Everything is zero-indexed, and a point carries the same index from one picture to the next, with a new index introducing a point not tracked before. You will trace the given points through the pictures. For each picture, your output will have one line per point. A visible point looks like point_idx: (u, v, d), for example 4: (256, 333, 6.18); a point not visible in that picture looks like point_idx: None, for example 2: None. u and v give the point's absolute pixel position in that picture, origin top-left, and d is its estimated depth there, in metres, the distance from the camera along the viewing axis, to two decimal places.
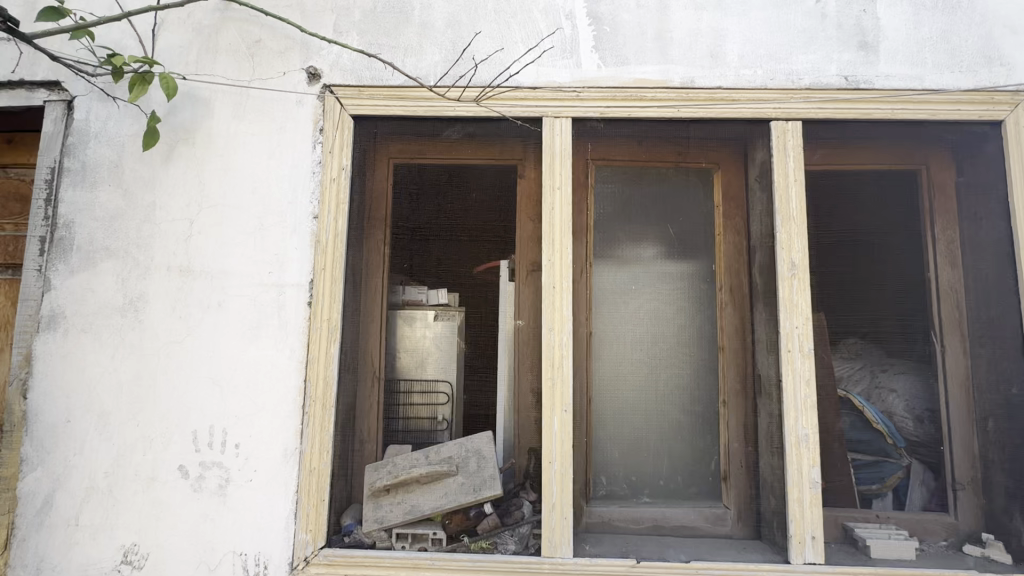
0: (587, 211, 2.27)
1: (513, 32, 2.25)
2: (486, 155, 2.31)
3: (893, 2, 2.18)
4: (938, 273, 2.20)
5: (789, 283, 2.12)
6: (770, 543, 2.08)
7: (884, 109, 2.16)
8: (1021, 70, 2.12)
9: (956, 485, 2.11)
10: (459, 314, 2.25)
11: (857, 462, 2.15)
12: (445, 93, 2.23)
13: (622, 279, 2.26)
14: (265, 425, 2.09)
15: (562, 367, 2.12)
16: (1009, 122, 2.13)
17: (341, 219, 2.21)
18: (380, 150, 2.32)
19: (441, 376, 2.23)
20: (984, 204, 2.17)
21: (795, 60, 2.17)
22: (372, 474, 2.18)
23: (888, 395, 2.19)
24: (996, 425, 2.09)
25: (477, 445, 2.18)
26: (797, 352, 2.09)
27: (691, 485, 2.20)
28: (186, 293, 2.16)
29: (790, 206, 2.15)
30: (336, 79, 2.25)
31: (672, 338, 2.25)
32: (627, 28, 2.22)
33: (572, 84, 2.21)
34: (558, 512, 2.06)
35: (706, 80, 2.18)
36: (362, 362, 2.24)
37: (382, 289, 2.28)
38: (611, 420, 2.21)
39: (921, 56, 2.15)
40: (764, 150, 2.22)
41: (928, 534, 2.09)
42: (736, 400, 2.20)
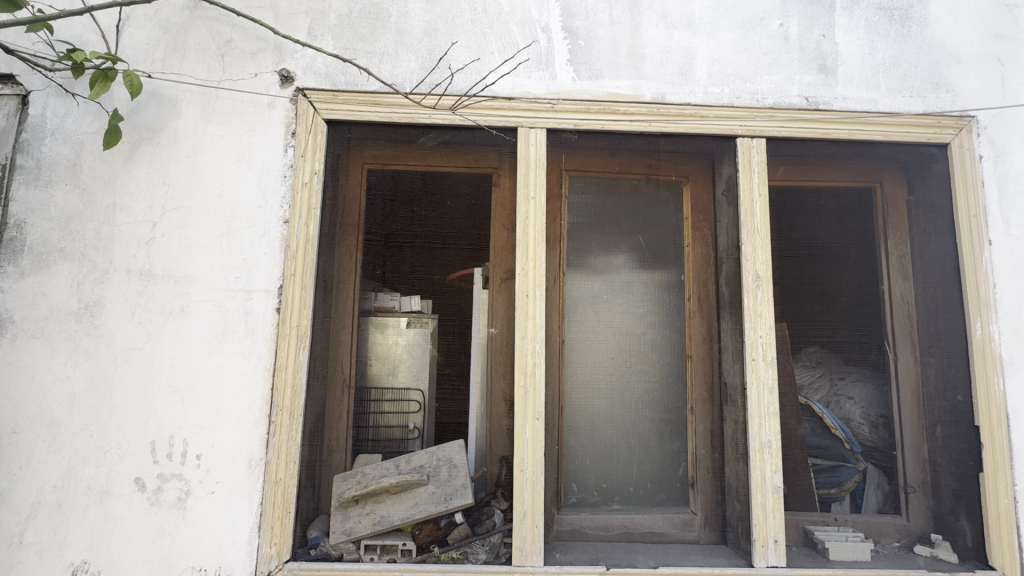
0: (561, 220, 2.30)
1: (489, 43, 2.27)
2: (462, 163, 2.32)
3: (850, 28, 2.30)
4: (892, 285, 2.31)
5: (753, 293, 2.19)
6: (734, 548, 2.14)
7: (842, 129, 2.27)
8: (964, 97, 2.26)
9: (908, 488, 2.22)
10: (432, 322, 2.26)
11: (816, 466, 2.24)
12: (421, 101, 2.24)
13: (594, 288, 2.30)
14: (228, 434, 2.03)
15: (534, 375, 2.13)
16: (954, 145, 2.27)
17: (313, 223, 2.18)
18: (354, 156, 2.30)
19: (413, 385, 2.23)
20: (933, 220, 2.29)
21: (759, 80, 2.27)
22: (340, 484, 2.13)
23: (846, 402, 2.30)
24: (944, 431, 2.19)
25: (448, 453, 2.17)
26: (762, 360, 2.16)
27: (660, 491, 2.24)
28: (147, 297, 2.09)
29: (755, 220, 2.23)
30: (310, 83, 2.23)
31: (642, 347, 2.29)
32: (601, 43, 2.27)
33: (547, 96, 2.25)
34: (529, 520, 2.07)
35: (676, 96, 2.25)
36: (332, 369, 2.20)
37: (354, 296, 2.25)
38: (583, 428, 2.23)
39: (875, 80, 2.27)
40: (731, 165, 2.30)
41: (882, 535, 2.19)
42: (703, 408, 2.26)
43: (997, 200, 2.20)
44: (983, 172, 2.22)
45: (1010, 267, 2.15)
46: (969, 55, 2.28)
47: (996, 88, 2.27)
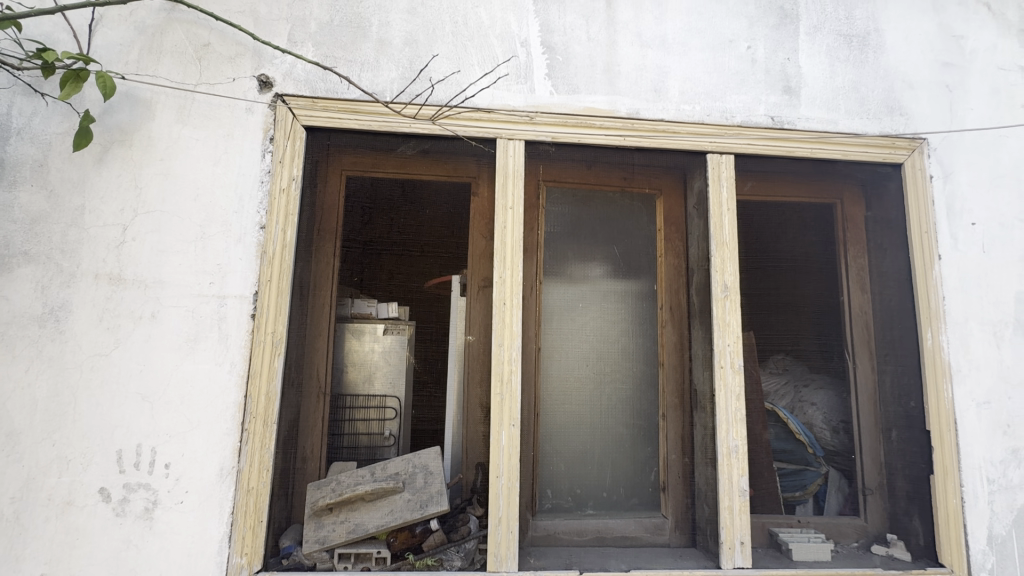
0: (538, 229, 2.35)
1: (469, 55, 2.31)
2: (442, 172, 2.35)
3: (813, 52, 2.42)
4: (851, 296, 2.43)
5: (722, 303, 2.28)
6: (703, 550, 2.20)
7: (805, 148, 2.38)
8: (916, 120, 2.40)
9: (866, 490, 2.32)
10: (408, 328, 2.28)
11: (781, 470, 2.33)
12: (401, 110, 2.26)
13: (570, 296, 2.35)
14: (199, 442, 2.00)
15: (510, 382, 2.16)
16: (908, 165, 2.40)
17: (290, 229, 2.17)
18: (333, 163, 2.31)
19: (390, 392, 2.23)
20: (889, 236, 2.42)
21: (728, 99, 2.37)
22: (315, 492, 2.12)
23: (809, 407, 2.40)
24: (898, 435, 2.30)
25: (425, 460, 2.17)
26: (729, 368, 2.25)
27: (632, 496, 2.29)
28: (116, 302, 2.05)
29: (724, 233, 2.32)
30: (289, 89, 2.23)
31: (615, 354, 2.35)
32: (578, 59, 2.34)
33: (525, 109, 2.30)
34: (505, 525, 2.09)
35: (650, 112, 2.33)
36: (308, 376, 2.19)
37: (330, 302, 2.25)
38: (557, 434, 2.27)
39: (835, 102, 2.40)
40: (702, 180, 2.39)
41: (842, 536, 2.29)
42: (674, 414, 2.32)
43: (946, 217, 2.34)
44: (933, 191, 2.36)
45: (957, 281, 2.29)
46: (921, 82, 2.43)
47: (945, 112, 2.42)
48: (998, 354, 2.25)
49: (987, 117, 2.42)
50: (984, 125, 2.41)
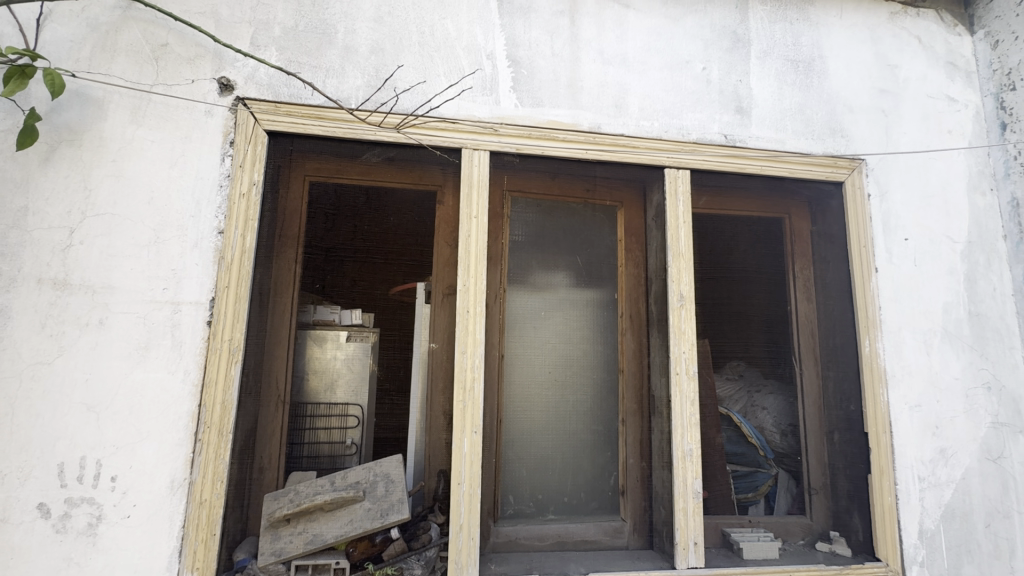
0: (503, 238, 2.39)
1: (435, 66, 2.34)
2: (408, 180, 2.36)
3: (764, 75, 2.56)
4: (798, 305, 2.56)
5: (677, 312, 2.36)
6: (659, 551, 2.28)
7: (756, 165, 2.51)
8: (856, 142, 2.57)
9: (812, 490, 2.44)
10: (373, 335, 2.26)
11: (735, 472, 2.42)
12: (366, 118, 2.26)
13: (533, 304, 2.39)
14: (148, 454, 1.93)
15: (472, 389, 2.17)
16: (848, 184, 2.56)
17: (249, 235, 2.13)
18: (295, 167, 2.29)
19: (352, 400, 2.20)
20: (832, 250, 2.57)
21: (685, 116, 2.47)
22: (271, 503, 2.07)
23: (760, 411, 2.51)
24: (840, 437, 2.44)
25: (386, 468, 2.15)
26: (685, 374, 2.33)
27: (592, 500, 2.34)
28: (61, 308, 1.96)
29: (680, 244, 2.42)
30: (251, 92, 2.20)
31: (576, 361, 2.40)
32: (543, 73, 2.40)
33: (491, 120, 2.34)
34: (466, 532, 2.10)
35: (611, 127, 2.41)
36: (266, 385, 2.15)
37: (292, 309, 2.22)
38: (520, 440, 2.30)
39: (784, 123, 2.54)
40: (660, 193, 2.48)
41: (789, 534, 2.40)
42: (633, 419, 2.38)
43: (882, 233, 2.50)
44: (871, 208, 2.52)
45: (892, 292, 2.45)
46: (860, 106, 2.60)
47: (881, 135, 2.59)
48: (928, 361, 2.42)
49: (918, 141, 2.61)
50: (916, 148, 2.60)
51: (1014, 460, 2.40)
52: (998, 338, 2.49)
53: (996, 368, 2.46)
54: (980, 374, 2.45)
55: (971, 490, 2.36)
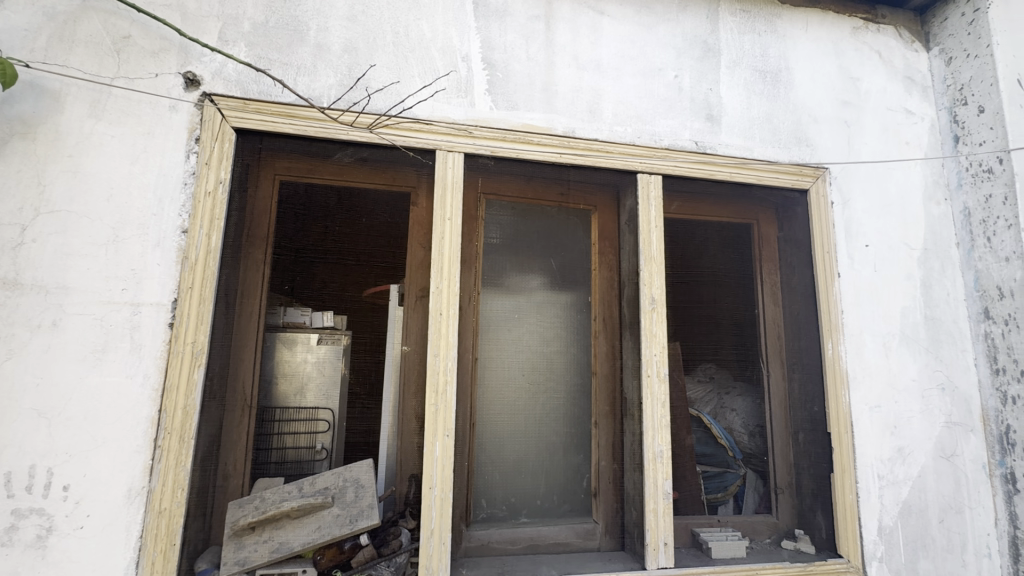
0: (477, 241, 2.38)
1: (409, 66, 2.32)
2: (380, 181, 2.33)
3: (733, 84, 2.62)
4: (766, 308, 2.63)
5: (649, 315, 2.39)
6: (630, 552, 2.30)
7: (725, 172, 2.57)
8: (820, 151, 2.66)
9: (777, 489, 2.50)
10: (345, 338, 2.24)
11: (705, 473, 2.46)
12: (338, 117, 2.22)
13: (507, 307, 2.39)
14: (104, 461, 1.85)
15: (444, 393, 2.16)
16: (813, 192, 2.64)
17: (215, 234, 2.07)
18: (265, 166, 2.24)
19: (323, 404, 2.16)
20: (797, 255, 2.64)
21: (657, 123, 2.51)
22: (235, 511, 2.00)
23: (730, 413, 2.56)
24: (805, 437, 2.51)
25: (356, 473, 2.10)
26: (656, 376, 2.36)
27: (564, 502, 2.35)
28: (10, 309, 1.86)
29: (651, 249, 2.45)
30: (218, 88, 2.14)
31: (550, 364, 2.41)
32: (518, 77, 2.40)
33: (465, 122, 2.33)
34: (437, 537, 2.08)
35: (585, 131, 2.43)
36: (232, 389, 2.09)
37: (260, 310, 2.16)
38: (493, 443, 2.30)
39: (752, 131, 2.61)
40: (633, 198, 2.51)
41: (756, 533, 2.45)
42: (606, 421, 2.40)
43: (844, 240, 2.59)
44: (834, 215, 2.61)
45: (854, 297, 2.54)
46: (824, 117, 2.69)
47: (844, 145, 2.69)
48: (887, 363, 2.51)
49: (878, 151, 2.71)
50: (876, 158, 2.70)
51: (966, 458, 2.51)
52: (951, 341, 2.60)
53: (949, 370, 2.57)
54: (935, 376, 2.55)
55: (926, 487, 2.45)
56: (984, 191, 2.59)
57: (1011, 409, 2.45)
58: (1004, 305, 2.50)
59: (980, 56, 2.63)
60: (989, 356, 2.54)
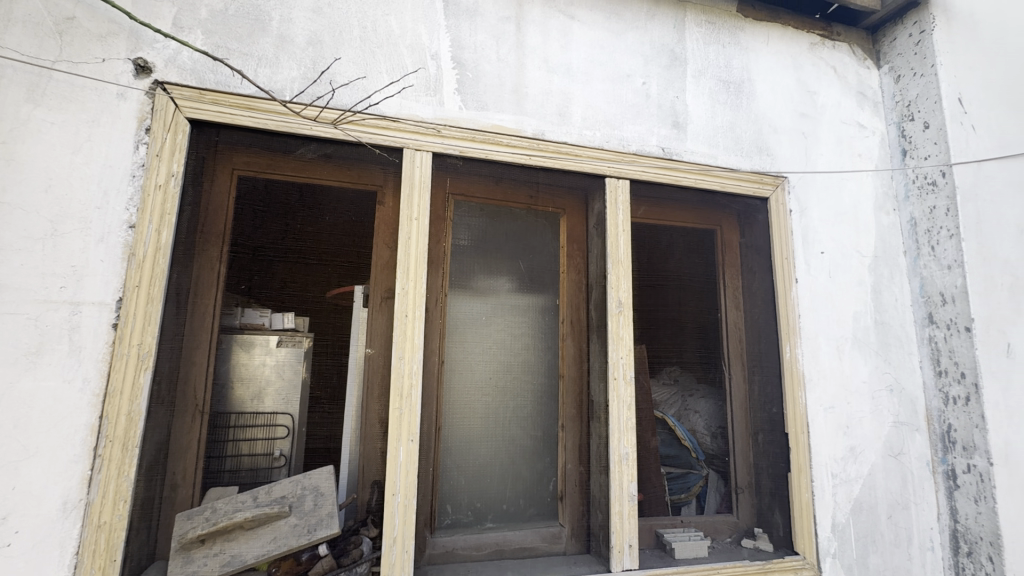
0: (444, 242, 2.34)
1: (377, 62, 2.27)
2: (345, 179, 2.27)
3: (698, 93, 2.69)
4: (728, 312, 2.70)
5: (616, 317, 2.41)
6: (596, 555, 2.30)
7: (690, 178, 2.62)
8: (779, 161, 2.75)
9: (738, 489, 2.56)
10: (307, 340, 2.12)
11: (669, 474, 2.50)
12: (301, 111, 2.14)
13: (475, 309, 2.37)
14: (37, 473, 1.70)
15: (409, 396, 2.10)
16: (773, 200, 2.73)
17: (165, 230, 1.96)
18: (222, 160, 2.14)
19: (282, 409, 2.05)
20: (757, 261, 2.72)
21: (625, 128, 2.55)
22: (184, 523, 1.88)
23: (693, 415, 2.61)
24: (764, 438, 2.58)
25: (315, 481, 2.03)
26: (622, 378, 2.37)
27: (530, 506, 2.33)
28: None
29: (618, 252, 2.47)
30: (171, 77, 2.02)
31: (517, 367, 2.39)
32: (488, 77, 2.39)
33: (433, 121, 2.29)
34: (399, 545, 2.02)
35: (554, 134, 2.44)
36: (183, 394, 1.98)
37: (215, 308, 2.07)
38: (459, 447, 2.26)
39: (715, 139, 2.68)
40: (601, 202, 2.54)
41: (717, 533, 2.51)
42: (572, 424, 2.40)
43: (802, 247, 2.69)
44: (792, 222, 2.70)
45: (810, 301, 2.64)
46: (783, 127, 2.79)
47: (802, 156, 2.79)
48: (841, 365, 2.62)
49: (833, 163, 2.84)
50: (831, 169, 2.82)
51: (911, 456, 2.64)
52: (899, 344, 2.74)
53: (897, 372, 2.70)
54: (884, 378, 2.67)
55: (876, 484, 2.57)
56: (929, 203, 2.75)
57: (952, 409, 2.59)
58: (946, 310, 2.65)
59: (926, 75, 2.78)
60: (933, 358, 2.69)
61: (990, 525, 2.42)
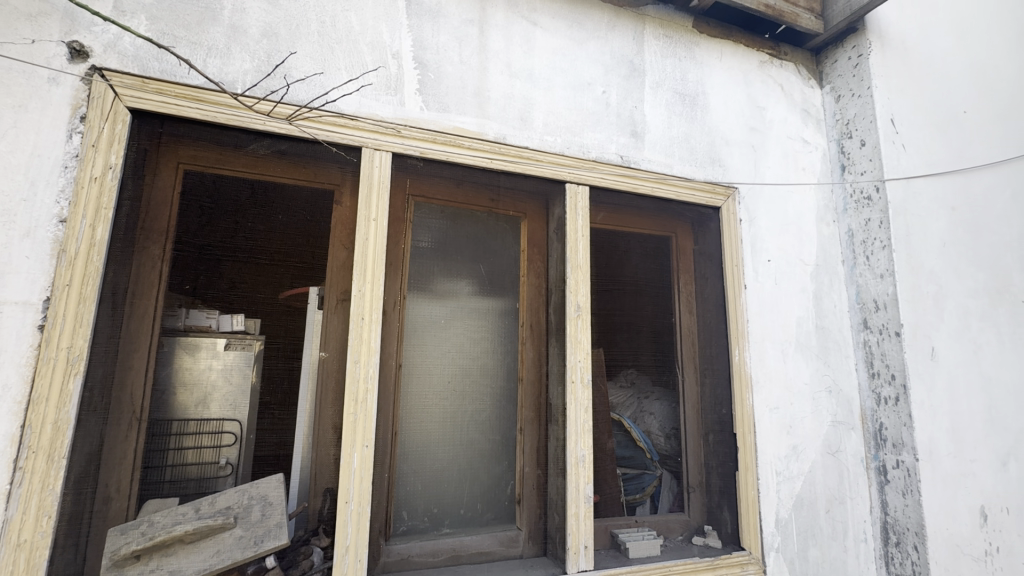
0: (404, 244, 2.31)
1: (336, 58, 2.21)
2: (300, 177, 2.19)
3: (655, 104, 2.77)
4: (682, 317, 2.79)
5: (574, 321, 2.44)
6: (553, 558, 2.32)
7: (647, 186, 2.70)
8: (730, 172, 2.87)
9: (690, 488, 2.65)
10: (257, 343, 2.05)
11: (625, 475, 2.55)
12: (253, 105, 2.06)
13: (434, 312, 2.34)
14: None
15: (364, 401, 2.07)
16: (724, 209, 2.85)
17: (101, 226, 1.84)
18: (166, 153, 2.02)
19: (229, 415, 1.96)
20: (709, 267, 2.83)
21: (585, 135, 2.59)
22: (116, 539, 1.76)
23: (649, 416, 2.68)
24: (714, 438, 2.68)
25: (263, 490, 1.95)
26: (580, 382, 2.41)
27: (488, 511, 2.32)
28: None
29: (578, 257, 2.51)
30: (111, 63, 1.90)
31: (476, 371, 2.38)
32: (450, 79, 2.38)
33: (393, 121, 2.26)
34: (352, 554, 1.97)
35: (516, 139, 2.45)
36: (117, 401, 1.84)
37: (157, 311, 1.95)
38: (416, 453, 2.23)
39: (671, 149, 2.76)
40: (561, 207, 2.57)
41: (670, 531, 2.58)
42: (531, 427, 2.41)
43: (751, 255, 2.81)
44: (742, 231, 2.83)
45: (758, 306, 2.76)
46: (734, 140, 2.91)
47: (751, 168, 2.93)
48: (785, 367, 2.75)
49: (779, 175, 2.98)
50: (778, 182, 2.97)
51: (848, 453, 2.81)
52: (837, 348, 2.90)
53: (836, 374, 2.87)
54: (824, 380, 2.83)
55: (816, 480, 2.71)
56: (864, 216, 2.94)
57: (883, 408, 2.77)
58: (879, 316, 2.83)
59: (863, 96, 2.98)
60: (867, 361, 2.87)
61: (916, 516, 2.60)
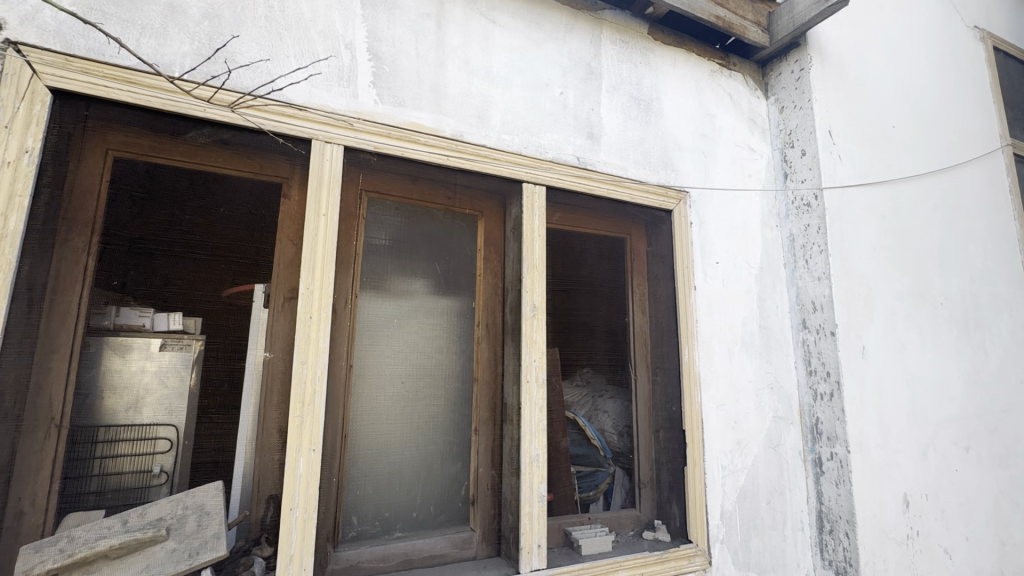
0: (355, 240, 2.23)
1: (285, 45, 2.11)
2: (244, 168, 2.08)
3: (611, 107, 2.81)
4: (636, 317, 2.85)
5: (529, 321, 2.44)
6: (506, 558, 2.31)
7: (602, 188, 2.74)
8: (681, 177, 2.96)
9: (642, 484, 2.70)
10: (196, 344, 1.93)
11: (579, 473, 2.59)
12: (192, 90, 1.93)
13: (387, 311, 2.28)
14: None
15: (312, 403, 1.98)
16: (676, 212, 2.92)
17: (15, 215, 1.67)
18: (93, 138, 1.86)
19: (164, 420, 1.84)
20: (661, 267, 2.89)
21: (542, 136, 2.60)
22: (30, 557, 1.59)
23: (602, 415, 2.73)
24: (664, 435, 2.74)
25: (200, 500, 1.83)
26: (534, 381, 2.40)
27: (440, 513, 2.28)
28: None
29: (533, 257, 2.51)
30: (28, 37, 1.73)
31: (431, 371, 2.34)
32: (406, 73, 2.32)
33: (345, 113, 2.18)
34: (297, 563, 1.89)
35: (473, 136, 2.43)
36: (31, 407, 1.67)
37: (80, 310, 1.79)
38: (368, 455, 2.16)
39: (625, 153, 2.82)
40: (518, 206, 2.56)
41: (621, 526, 2.62)
42: (486, 428, 2.39)
43: (700, 259, 2.91)
44: (692, 234, 2.92)
45: (706, 307, 2.86)
46: (685, 145, 3.01)
47: (701, 173, 3.03)
48: (731, 366, 2.87)
49: (727, 180, 3.10)
50: (726, 187, 3.09)
51: (787, 447, 2.95)
52: (779, 347, 3.05)
53: (777, 372, 3.01)
54: (766, 377, 2.97)
55: (758, 474, 2.84)
56: (804, 221, 3.10)
57: (820, 404, 2.93)
58: (816, 316, 2.99)
59: (803, 108, 3.14)
60: (806, 359, 3.03)
61: (847, 505, 2.76)
